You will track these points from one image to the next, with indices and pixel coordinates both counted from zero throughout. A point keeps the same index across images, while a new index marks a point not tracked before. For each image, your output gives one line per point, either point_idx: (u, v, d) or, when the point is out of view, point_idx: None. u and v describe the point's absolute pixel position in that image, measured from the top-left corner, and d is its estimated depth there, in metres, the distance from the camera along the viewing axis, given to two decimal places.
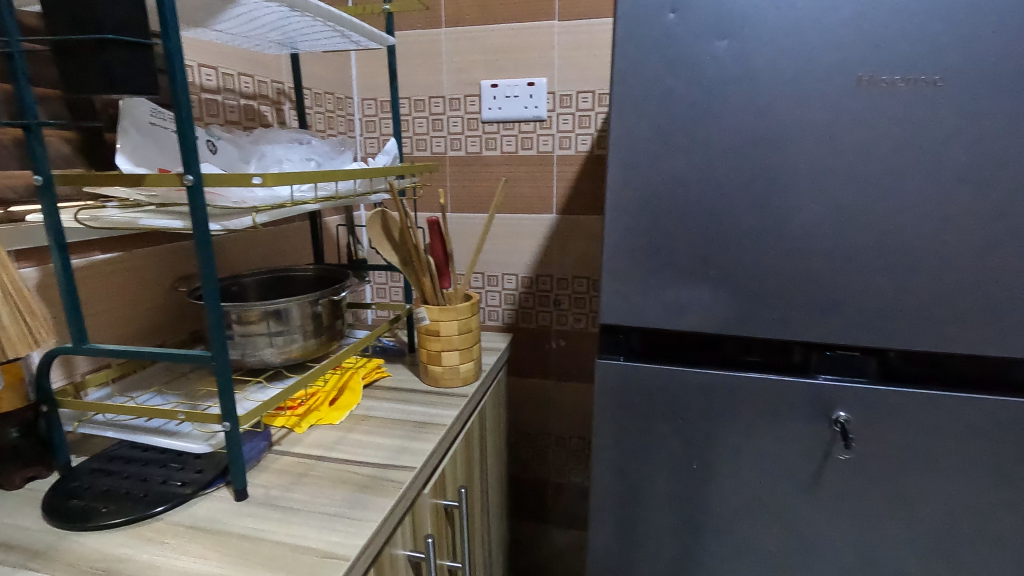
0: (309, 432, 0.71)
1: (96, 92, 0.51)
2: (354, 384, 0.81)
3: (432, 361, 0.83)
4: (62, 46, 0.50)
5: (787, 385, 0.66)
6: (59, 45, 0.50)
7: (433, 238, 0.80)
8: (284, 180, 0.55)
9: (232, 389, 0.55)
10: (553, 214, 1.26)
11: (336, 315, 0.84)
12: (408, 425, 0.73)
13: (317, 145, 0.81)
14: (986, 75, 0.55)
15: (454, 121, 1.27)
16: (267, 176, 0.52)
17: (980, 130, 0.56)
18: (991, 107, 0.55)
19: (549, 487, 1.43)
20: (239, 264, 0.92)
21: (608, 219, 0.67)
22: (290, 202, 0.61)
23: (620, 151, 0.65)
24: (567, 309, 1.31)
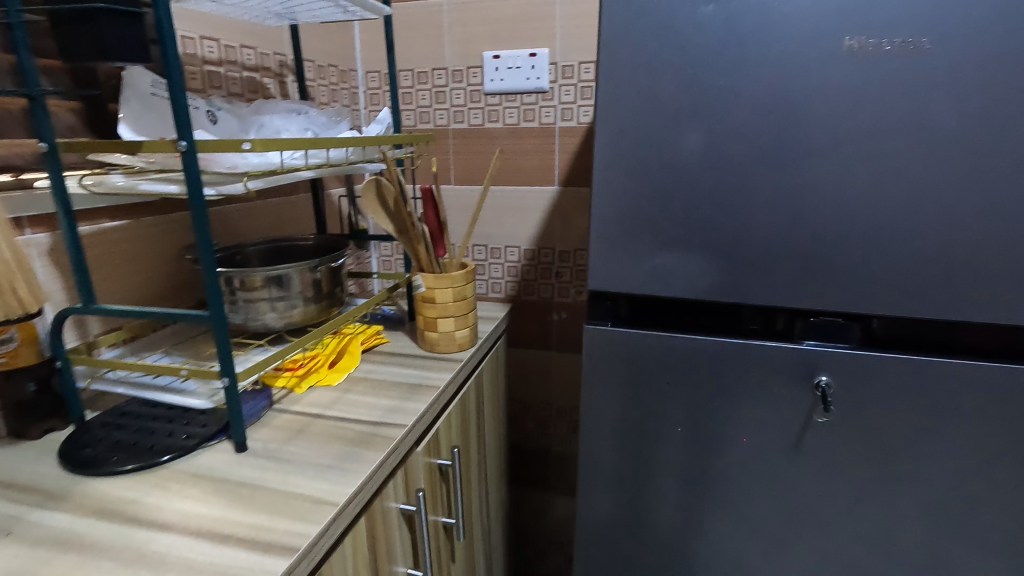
0: (308, 392, 0.74)
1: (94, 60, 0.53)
2: (353, 349, 0.84)
3: (428, 328, 0.85)
4: (59, 16, 0.52)
5: (771, 351, 0.68)
6: (57, 15, 0.52)
7: (426, 208, 0.81)
8: (274, 146, 0.57)
9: (230, 346, 0.58)
10: (554, 186, 1.27)
11: (335, 282, 0.86)
12: (403, 387, 0.76)
13: (316, 116, 0.83)
14: (974, 37, 0.54)
15: (457, 93, 1.27)
16: (256, 142, 0.55)
17: (966, 94, 0.56)
18: (978, 70, 0.55)
19: (551, 456, 1.47)
20: (245, 234, 0.95)
21: (596, 187, 0.68)
22: (282, 168, 0.63)
23: (607, 120, 0.66)
24: (568, 281, 1.33)
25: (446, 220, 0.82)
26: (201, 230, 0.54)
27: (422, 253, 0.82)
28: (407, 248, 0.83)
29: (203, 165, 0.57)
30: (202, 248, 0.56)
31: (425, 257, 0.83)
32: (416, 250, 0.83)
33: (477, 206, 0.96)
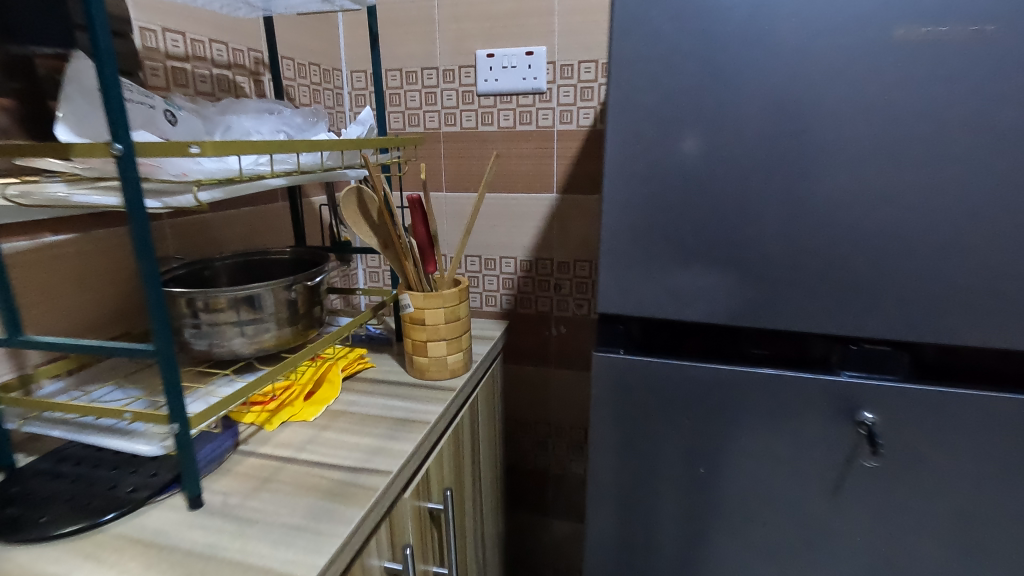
0: (279, 430, 0.65)
1: None
2: (333, 376, 0.75)
3: (417, 352, 0.77)
4: None
5: (806, 382, 0.60)
6: None
7: (414, 218, 0.73)
8: (231, 151, 0.49)
9: (180, 386, 0.49)
10: (553, 194, 1.19)
11: (312, 302, 0.77)
12: (387, 422, 0.67)
13: (290, 115, 0.73)
14: None
15: (449, 94, 1.19)
16: (206, 145, 0.46)
17: None
18: None
19: (549, 479, 1.38)
20: (213, 247, 0.87)
21: (606, 196, 0.60)
22: (244, 175, 0.54)
23: (620, 120, 0.58)
24: (568, 294, 1.24)
25: (436, 233, 0.73)
26: (142, 249, 0.45)
27: (410, 269, 0.74)
28: (393, 264, 0.74)
29: (146, 172, 0.48)
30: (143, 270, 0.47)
31: (412, 274, 0.74)
32: (404, 266, 0.74)
33: (472, 216, 0.88)
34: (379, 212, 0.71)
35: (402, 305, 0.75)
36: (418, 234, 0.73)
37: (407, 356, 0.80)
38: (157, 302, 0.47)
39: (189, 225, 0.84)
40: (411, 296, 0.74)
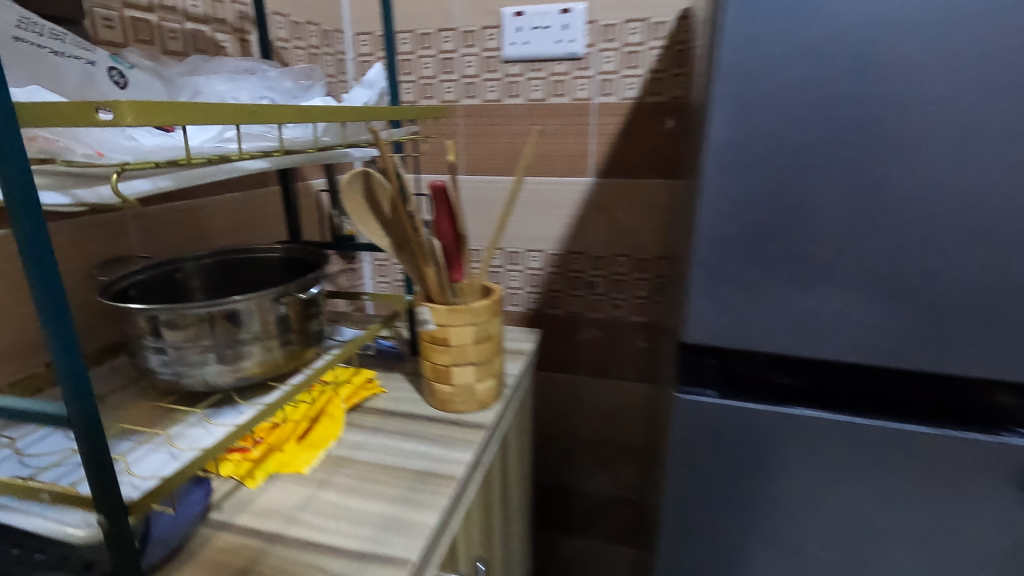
0: (264, 488, 0.51)
1: None
2: (334, 410, 0.60)
3: (438, 378, 0.62)
4: None
5: (976, 447, 0.44)
6: None
7: (436, 212, 0.57)
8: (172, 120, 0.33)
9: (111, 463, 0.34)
10: (589, 178, 1.02)
11: (306, 316, 0.62)
12: (402, 477, 0.53)
13: (276, 77, 0.56)
14: None
15: (469, 61, 1.02)
16: (125, 107, 0.28)
17: None
18: None
19: (575, 496, 1.24)
20: (187, 245, 0.72)
21: (707, 192, 0.42)
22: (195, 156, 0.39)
23: (736, 79, 0.38)
24: (603, 294, 1.09)
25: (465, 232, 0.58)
26: (38, 269, 0.29)
27: (430, 277, 0.58)
28: (408, 271, 0.59)
29: (40, 150, 0.32)
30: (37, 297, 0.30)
31: (433, 283, 0.59)
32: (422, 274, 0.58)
33: (502, 210, 0.72)
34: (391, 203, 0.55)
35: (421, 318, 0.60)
36: (441, 232, 0.57)
37: (425, 379, 0.65)
38: (70, 348, 0.31)
39: (157, 216, 0.68)
40: (432, 309, 0.59)
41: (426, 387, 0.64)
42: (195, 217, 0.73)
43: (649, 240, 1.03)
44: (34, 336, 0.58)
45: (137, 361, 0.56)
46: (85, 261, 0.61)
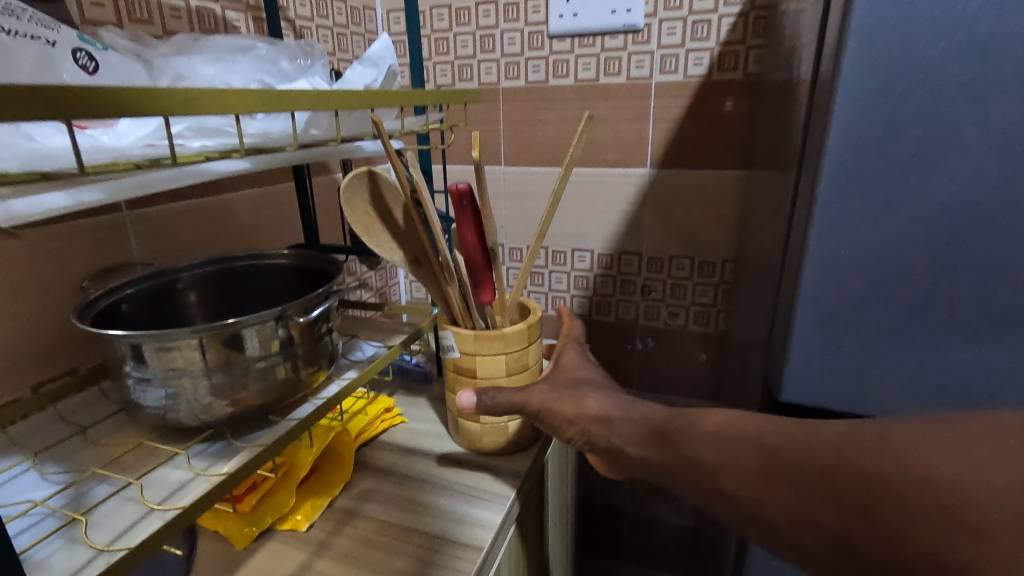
0: (255, 550, 0.43)
1: None
2: (345, 445, 0.52)
3: (465, 414, 0.53)
4: None
5: None
6: None
7: (460, 223, 0.48)
8: (65, 107, 0.24)
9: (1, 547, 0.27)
10: (645, 169, 0.90)
11: (313, 340, 0.54)
12: (416, 542, 0.44)
13: (271, 57, 0.47)
14: None
15: (510, 37, 0.90)
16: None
17: None
18: None
19: (622, 517, 1.13)
20: (192, 249, 0.65)
21: (837, 210, 0.32)
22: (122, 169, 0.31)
23: (873, 49, 0.29)
24: (659, 299, 0.96)
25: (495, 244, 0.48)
26: None
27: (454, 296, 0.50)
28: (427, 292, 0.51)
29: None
30: None
31: (457, 302, 0.51)
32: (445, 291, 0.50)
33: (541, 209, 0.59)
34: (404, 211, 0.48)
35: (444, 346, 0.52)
36: (466, 246, 0.48)
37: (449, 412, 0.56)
38: None
39: (161, 219, 0.61)
40: (457, 336, 0.51)
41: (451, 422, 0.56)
42: (202, 218, 0.66)
43: (717, 240, 0.89)
44: (19, 356, 0.52)
45: (122, 390, 0.49)
46: (76, 272, 0.55)
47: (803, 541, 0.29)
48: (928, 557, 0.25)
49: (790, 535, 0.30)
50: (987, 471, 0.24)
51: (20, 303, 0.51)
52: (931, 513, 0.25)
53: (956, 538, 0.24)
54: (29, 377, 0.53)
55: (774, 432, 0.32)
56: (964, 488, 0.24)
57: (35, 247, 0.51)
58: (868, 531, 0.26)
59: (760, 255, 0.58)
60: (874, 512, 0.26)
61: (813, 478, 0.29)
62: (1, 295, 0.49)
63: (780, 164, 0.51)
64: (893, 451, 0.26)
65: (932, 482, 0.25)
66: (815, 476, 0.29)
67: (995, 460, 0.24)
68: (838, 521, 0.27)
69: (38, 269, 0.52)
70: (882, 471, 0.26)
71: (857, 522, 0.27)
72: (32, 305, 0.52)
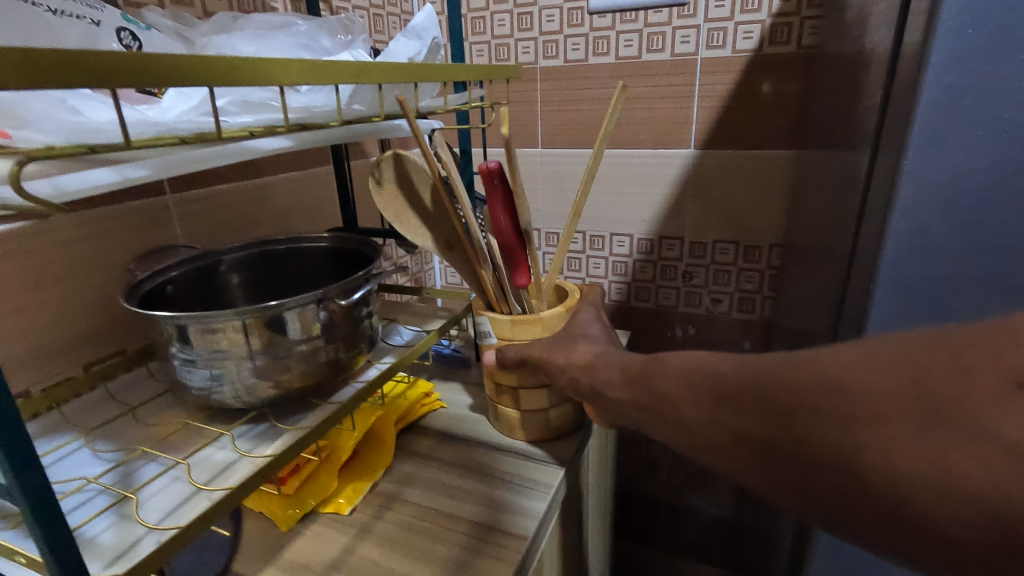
0: (298, 532, 0.43)
1: None
2: (385, 428, 0.52)
3: (505, 400, 0.52)
4: None
5: None
6: None
7: (491, 203, 0.47)
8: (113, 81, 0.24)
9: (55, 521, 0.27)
10: (689, 150, 0.86)
11: (353, 324, 0.53)
12: (460, 529, 0.43)
13: (311, 33, 0.46)
14: None
15: (549, 14, 0.87)
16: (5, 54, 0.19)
17: None
18: None
19: (659, 507, 1.11)
20: (233, 233, 0.66)
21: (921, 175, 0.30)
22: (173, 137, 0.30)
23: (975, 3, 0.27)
24: (701, 285, 0.93)
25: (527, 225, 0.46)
26: None
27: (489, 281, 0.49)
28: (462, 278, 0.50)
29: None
30: None
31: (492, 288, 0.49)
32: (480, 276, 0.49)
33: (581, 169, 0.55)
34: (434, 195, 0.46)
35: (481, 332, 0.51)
36: (499, 228, 0.47)
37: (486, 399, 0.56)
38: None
39: (203, 201, 0.62)
40: (494, 322, 0.49)
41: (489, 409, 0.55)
42: (242, 201, 0.66)
43: (765, 224, 0.86)
44: (70, 336, 0.53)
45: (168, 370, 0.50)
46: (122, 254, 0.55)
47: (738, 455, 0.30)
48: (832, 456, 0.25)
49: (727, 453, 0.30)
50: (888, 370, 0.24)
51: (72, 283, 0.52)
52: (840, 414, 0.25)
53: (859, 434, 0.24)
54: (80, 357, 0.54)
55: (726, 363, 0.32)
56: (870, 389, 0.24)
57: (83, 228, 0.52)
58: (788, 436, 0.27)
59: (818, 239, 0.55)
60: (794, 417, 0.27)
61: (747, 396, 0.29)
62: (54, 276, 0.50)
63: (844, 140, 0.47)
64: (812, 363, 0.27)
65: (839, 380, 0.25)
66: (752, 395, 0.29)
67: (896, 361, 0.24)
68: (766, 429, 0.28)
69: (88, 251, 0.52)
70: (801, 380, 0.27)
71: (779, 430, 0.27)
72: (84, 286, 0.53)
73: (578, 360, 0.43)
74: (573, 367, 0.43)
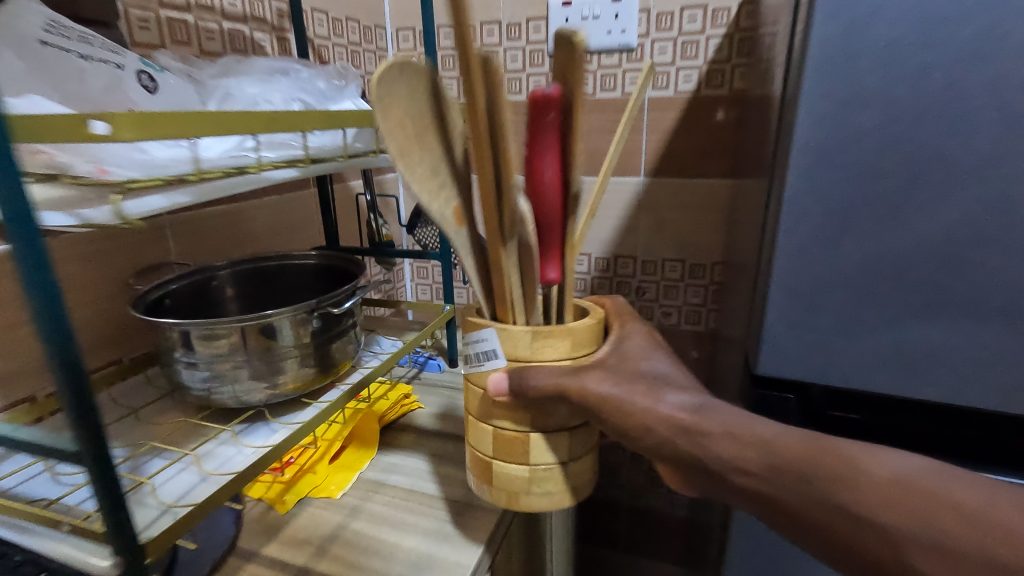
0: (295, 512, 0.48)
1: None
2: (370, 430, 0.57)
3: (510, 454, 0.46)
4: None
5: None
6: None
7: (538, 154, 0.40)
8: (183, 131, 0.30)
9: (121, 503, 0.32)
10: (640, 177, 0.96)
11: (339, 332, 0.59)
12: (440, 507, 0.49)
13: (309, 78, 0.54)
14: None
15: (513, 55, 0.97)
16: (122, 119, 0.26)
17: None
18: None
19: (620, 509, 1.18)
20: (224, 251, 0.71)
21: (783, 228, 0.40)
22: (203, 171, 0.36)
23: (828, 75, 0.36)
24: (653, 299, 1.02)
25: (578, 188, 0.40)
26: (51, 325, 0.27)
27: (506, 273, 0.41)
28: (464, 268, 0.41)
29: (45, 166, 0.29)
30: (47, 332, 0.28)
31: (506, 281, 0.41)
32: (496, 264, 0.41)
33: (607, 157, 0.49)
34: (453, 158, 0.41)
35: (483, 353, 0.44)
36: (541, 186, 0.40)
37: (476, 464, 0.48)
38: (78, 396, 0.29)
39: (195, 222, 0.67)
40: (507, 337, 0.43)
41: (482, 475, 0.48)
42: (232, 221, 0.71)
43: (707, 244, 0.96)
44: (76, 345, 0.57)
45: (169, 375, 0.54)
46: (124, 269, 0.60)
47: None
48: None
49: None
50: None
51: (80, 296, 0.56)
52: None
53: None
54: (80, 365, 0.58)
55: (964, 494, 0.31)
56: None
57: (89, 246, 0.56)
58: None
59: (745, 255, 0.64)
60: None
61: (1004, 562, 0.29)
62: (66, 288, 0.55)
63: (760, 172, 0.57)
64: None
65: None
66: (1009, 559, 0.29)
67: None
68: None
69: (96, 267, 0.57)
70: None
71: None
72: (89, 300, 0.57)
73: (677, 418, 0.40)
74: (672, 426, 0.40)
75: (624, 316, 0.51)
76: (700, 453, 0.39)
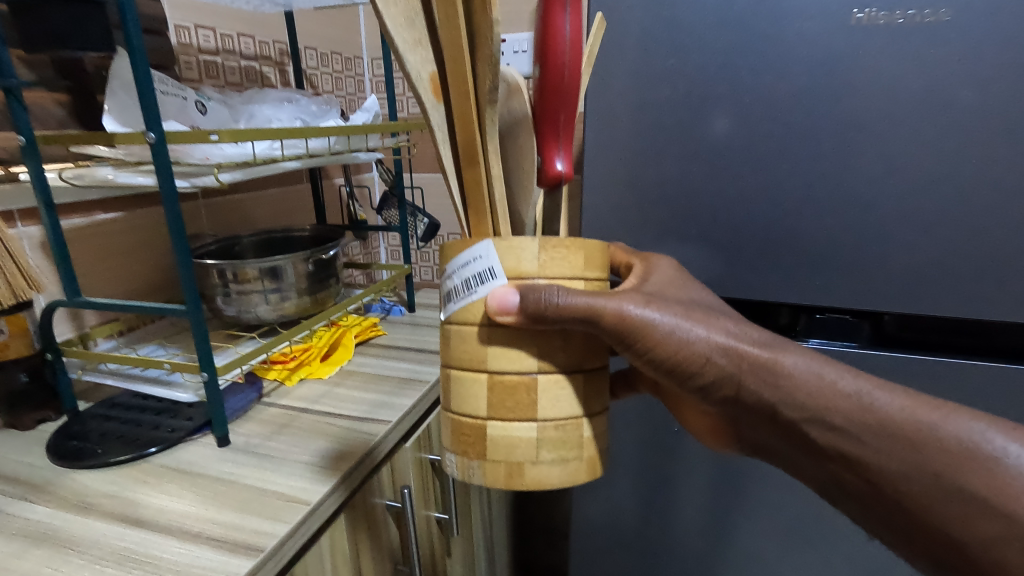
0: (298, 385, 0.75)
1: (49, 51, 0.57)
2: (346, 341, 0.84)
3: (511, 410, 0.42)
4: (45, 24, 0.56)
5: None
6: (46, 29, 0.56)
7: (557, 9, 0.41)
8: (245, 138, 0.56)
9: (206, 341, 0.59)
10: None
11: (326, 276, 0.85)
12: (393, 380, 0.76)
13: (306, 104, 0.81)
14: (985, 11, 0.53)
15: None
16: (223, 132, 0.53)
17: (974, 77, 0.54)
18: (980, 53, 0.54)
19: None
20: (241, 225, 0.97)
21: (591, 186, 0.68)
22: (257, 159, 0.61)
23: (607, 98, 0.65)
24: None
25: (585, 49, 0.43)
26: (179, 240, 0.55)
27: (482, 162, 0.40)
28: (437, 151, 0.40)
29: (175, 156, 0.55)
30: (177, 241, 0.56)
31: (480, 174, 0.40)
32: (470, 153, 0.40)
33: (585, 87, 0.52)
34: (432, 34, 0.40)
35: (475, 278, 0.42)
36: (558, 41, 0.41)
37: (465, 432, 0.44)
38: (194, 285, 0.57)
39: (224, 204, 0.92)
40: (510, 250, 0.41)
41: (474, 448, 0.43)
42: (249, 205, 0.97)
43: None
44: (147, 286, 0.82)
45: (211, 304, 0.79)
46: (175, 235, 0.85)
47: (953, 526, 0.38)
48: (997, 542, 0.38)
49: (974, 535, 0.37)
50: None
51: (150, 251, 0.81)
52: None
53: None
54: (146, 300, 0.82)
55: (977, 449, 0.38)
56: None
57: (153, 216, 0.81)
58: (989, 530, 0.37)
59: None
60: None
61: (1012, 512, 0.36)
62: (142, 244, 0.80)
63: None
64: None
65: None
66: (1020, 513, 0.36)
67: None
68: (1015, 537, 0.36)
69: (160, 231, 0.82)
70: None
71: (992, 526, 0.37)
72: (155, 254, 0.82)
73: (736, 348, 0.44)
74: (726, 352, 0.44)
75: (642, 258, 0.57)
76: (774, 379, 0.44)
